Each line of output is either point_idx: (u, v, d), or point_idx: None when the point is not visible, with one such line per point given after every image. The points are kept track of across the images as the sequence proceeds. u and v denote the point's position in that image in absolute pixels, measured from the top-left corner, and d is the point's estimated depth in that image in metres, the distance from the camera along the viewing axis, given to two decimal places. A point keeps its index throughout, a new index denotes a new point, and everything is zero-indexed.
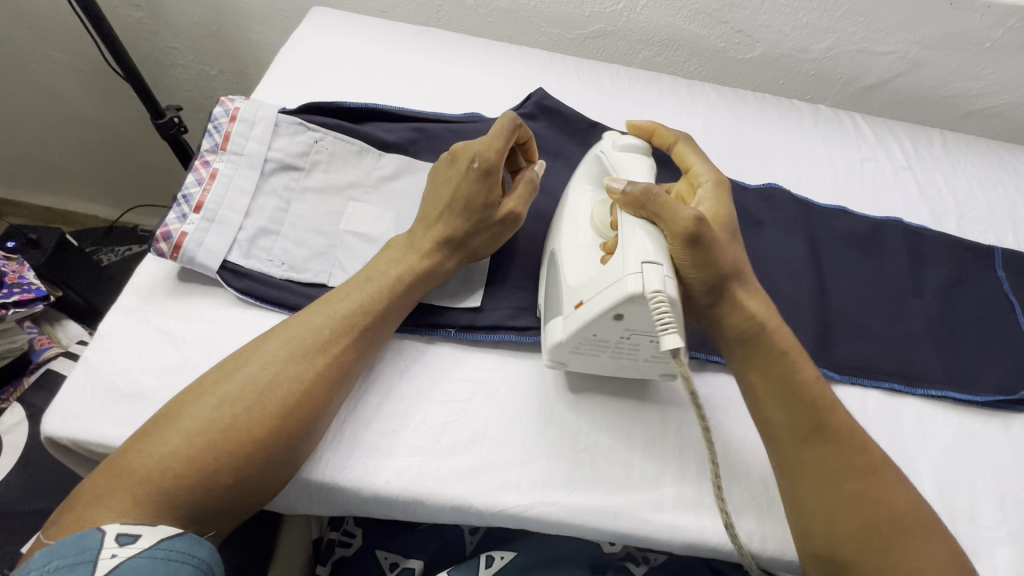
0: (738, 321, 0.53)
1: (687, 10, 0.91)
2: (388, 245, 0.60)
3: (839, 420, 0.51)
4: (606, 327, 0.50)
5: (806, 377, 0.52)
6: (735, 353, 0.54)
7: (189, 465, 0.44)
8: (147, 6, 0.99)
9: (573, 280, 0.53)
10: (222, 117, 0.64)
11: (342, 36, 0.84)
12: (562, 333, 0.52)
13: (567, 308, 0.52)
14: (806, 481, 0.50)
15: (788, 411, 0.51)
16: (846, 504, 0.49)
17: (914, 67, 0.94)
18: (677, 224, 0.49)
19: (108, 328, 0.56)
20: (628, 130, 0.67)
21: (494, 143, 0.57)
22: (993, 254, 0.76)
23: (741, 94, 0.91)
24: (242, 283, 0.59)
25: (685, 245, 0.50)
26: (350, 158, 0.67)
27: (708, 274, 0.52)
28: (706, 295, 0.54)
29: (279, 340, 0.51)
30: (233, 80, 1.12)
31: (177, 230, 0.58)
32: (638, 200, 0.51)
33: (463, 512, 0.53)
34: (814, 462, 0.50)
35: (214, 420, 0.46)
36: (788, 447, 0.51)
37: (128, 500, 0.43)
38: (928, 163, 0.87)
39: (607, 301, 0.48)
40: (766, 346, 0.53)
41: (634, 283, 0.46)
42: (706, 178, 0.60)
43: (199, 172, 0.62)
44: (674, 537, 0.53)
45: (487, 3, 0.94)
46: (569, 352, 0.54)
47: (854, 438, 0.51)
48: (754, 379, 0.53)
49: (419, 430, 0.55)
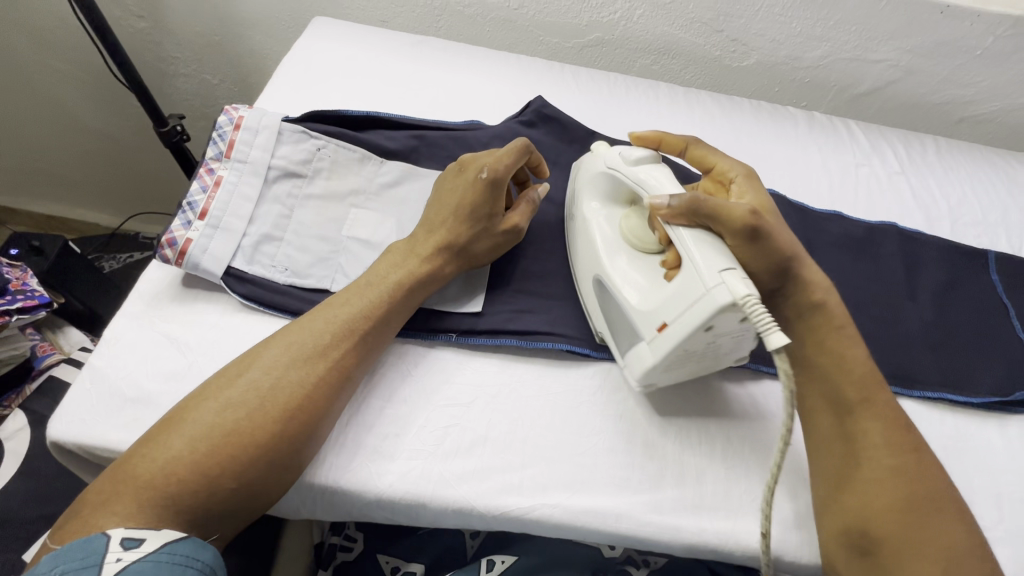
0: (800, 298, 0.56)
1: (683, 19, 0.93)
2: (386, 251, 0.60)
3: (885, 400, 0.54)
4: (696, 340, 0.49)
5: (857, 358, 0.55)
6: (794, 334, 0.57)
7: (193, 470, 0.45)
8: (149, 16, 1.01)
9: (643, 305, 0.53)
10: (226, 125, 0.65)
11: (343, 45, 0.86)
12: (651, 358, 0.52)
13: (650, 334, 0.52)
14: (845, 455, 0.52)
15: (844, 384, 0.54)
16: (883, 482, 0.50)
17: (907, 74, 0.95)
18: (734, 221, 0.51)
19: (114, 334, 0.57)
20: (632, 142, 0.65)
21: (504, 158, 0.59)
22: (987, 257, 0.77)
23: (737, 102, 0.92)
24: (246, 288, 0.60)
25: (746, 238, 0.52)
26: (352, 165, 0.67)
27: (771, 263, 0.54)
28: (773, 279, 0.55)
29: (281, 345, 0.52)
30: (234, 88, 1.14)
31: (182, 236, 0.59)
32: (687, 211, 0.50)
33: (465, 515, 0.53)
34: (855, 437, 0.52)
35: (217, 424, 0.47)
36: (833, 418, 0.53)
37: (133, 505, 0.43)
38: (921, 168, 0.88)
39: (697, 317, 0.47)
40: (823, 320, 0.56)
41: (721, 294, 0.46)
42: (733, 171, 0.61)
43: (204, 180, 0.63)
44: (675, 538, 0.53)
45: (486, 13, 0.96)
46: (660, 373, 0.54)
47: (897, 418, 0.53)
48: (808, 351, 0.56)
49: (421, 433, 0.55)
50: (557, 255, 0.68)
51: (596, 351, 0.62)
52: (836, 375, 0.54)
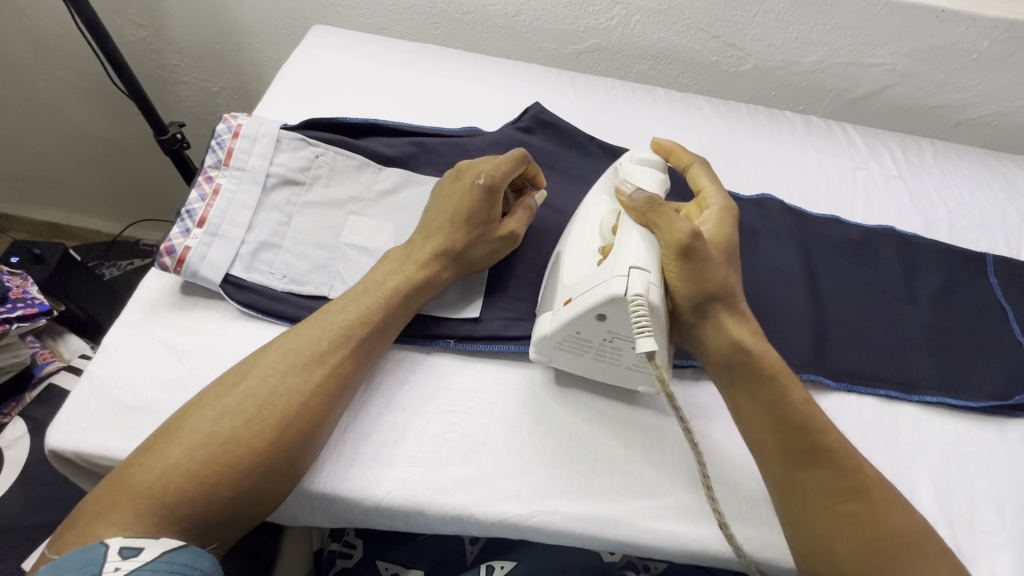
0: (718, 341, 0.54)
1: (679, 25, 0.93)
2: (385, 256, 0.60)
3: (831, 443, 0.52)
4: (589, 325, 0.52)
5: (796, 400, 0.53)
6: (719, 372, 0.55)
7: (190, 479, 0.45)
8: (150, 25, 1.01)
9: (568, 278, 0.55)
10: (225, 133, 0.66)
11: (342, 53, 0.86)
12: (548, 327, 0.55)
13: (558, 304, 0.55)
14: (797, 509, 0.51)
15: (783, 436, 0.52)
16: (842, 529, 0.49)
17: (903, 78, 0.95)
18: (671, 234, 0.51)
19: (113, 342, 0.57)
20: (649, 147, 0.67)
21: (501, 165, 0.60)
22: (985, 260, 0.77)
23: (734, 106, 0.93)
24: (245, 295, 0.60)
25: (676, 257, 0.51)
26: (350, 172, 0.68)
27: (694, 290, 0.52)
28: (692, 311, 0.54)
29: (279, 352, 0.52)
30: (234, 96, 1.14)
31: (181, 244, 0.59)
32: (642, 208, 0.53)
33: (463, 522, 0.53)
34: (807, 489, 0.51)
35: (215, 432, 0.47)
36: (779, 470, 0.52)
37: (130, 513, 0.43)
38: (919, 172, 0.88)
39: (593, 299, 0.50)
40: (748, 368, 0.53)
41: (618, 285, 0.49)
42: (713, 201, 0.61)
43: (202, 188, 0.63)
44: (673, 545, 0.53)
45: (484, 20, 0.96)
46: (553, 347, 0.56)
47: (844, 459, 0.51)
48: (734, 391, 0.54)
49: (420, 440, 0.55)
50: None
51: None
52: (767, 416, 0.52)
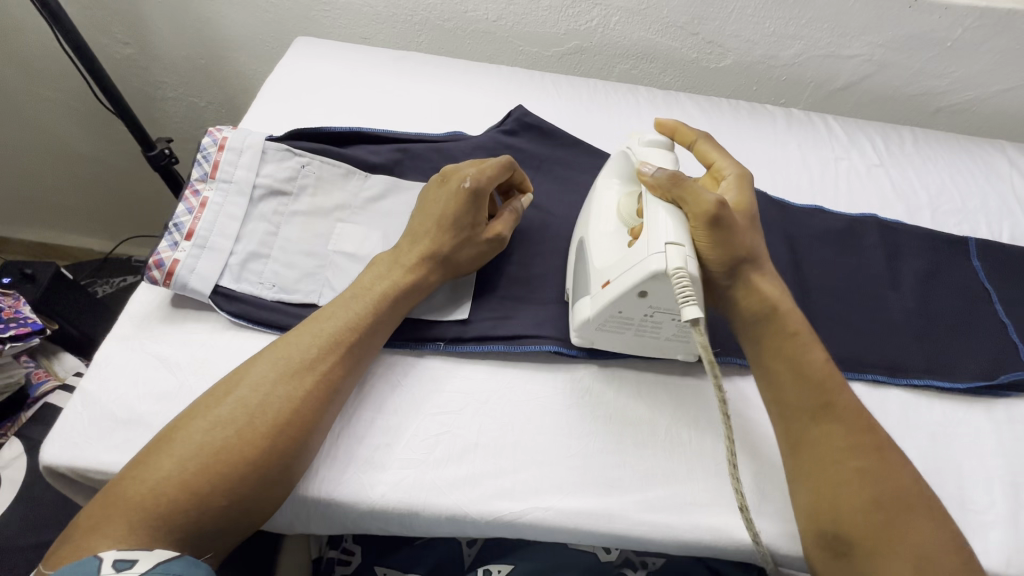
0: (752, 300, 0.56)
1: (659, 24, 0.94)
2: (371, 263, 0.61)
3: (844, 400, 0.54)
4: (630, 303, 0.53)
5: (814, 362, 0.55)
6: (751, 333, 0.57)
7: (183, 490, 0.45)
8: (134, 43, 1.02)
9: (599, 263, 0.56)
10: (210, 146, 0.66)
11: (326, 64, 0.87)
12: (589, 311, 0.56)
13: (594, 288, 0.56)
14: (807, 462, 0.52)
15: (796, 392, 0.54)
16: (849, 482, 0.50)
17: (880, 68, 0.97)
18: (699, 207, 0.52)
19: (104, 357, 0.57)
20: (652, 128, 0.68)
21: (487, 168, 0.61)
22: (967, 244, 0.78)
23: (716, 102, 0.94)
24: (235, 306, 0.60)
25: (706, 227, 0.53)
26: (337, 181, 0.69)
27: (725, 256, 0.54)
28: (724, 277, 0.56)
29: (268, 361, 0.52)
30: (221, 110, 1.15)
31: (170, 257, 0.60)
32: (665, 186, 0.54)
33: (458, 522, 0.54)
34: (815, 444, 0.52)
35: (205, 443, 0.47)
36: (792, 427, 0.54)
37: (124, 526, 0.43)
38: (900, 159, 0.90)
39: (633, 278, 0.50)
40: (781, 328, 0.56)
41: (656, 262, 0.49)
42: (727, 170, 0.63)
43: (189, 202, 0.64)
44: (668, 536, 0.53)
45: (465, 26, 0.98)
46: (595, 330, 0.58)
47: (855, 418, 0.53)
48: (764, 352, 0.56)
49: (413, 442, 0.56)
50: (542, 259, 0.69)
51: (587, 352, 0.62)
52: (788, 380, 0.55)
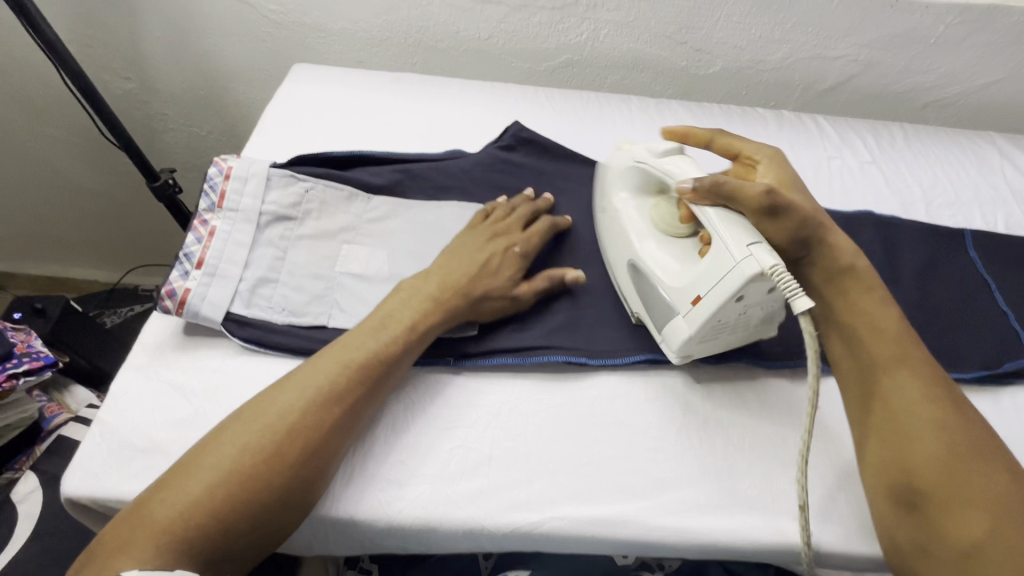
0: (831, 261, 0.58)
1: (647, 35, 0.96)
2: (398, 288, 0.62)
3: (917, 356, 0.53)
4: (729, 311, 0.53)
5: (885, 324, 0.55)
6: (826, 299, 0.58)
7: (212, 514, 0.45)
8: (136, 77, 1.05)
9: (676, 282, 0.57)
10: (216, 176, 0.68)
11: (323, 89, 0.89)
12: (687, 330, 0.56)
13: (683, 307, 0.56)
14: (880, 413, 0.52)
15: (868, 345, 0.54)
16: (922, 434, 0.49)
17: (867, 67, 0.99)
18: (751, 201, 0.54)
19: (120, 388, 0.58)
20: (663, 137, 0.69)
21: (534, 238, 0.68)
22: (963, 236, 0.79)
23: (707, 107, 0.96)
24: (246, 331, 0.61)
25: (765, 215, 0.55)
26: (341, 204, 0.70)
27: (795, 231, 0.56)
28: (798, 248, 0.58)
29: (294, 388, 0.52)
30: (222, 138, 1.17)
31: (181, 286, 0.61)
32: (708, 192, 0.54)
33: (476, 535, 0.54)
34: (888, 393, 0.52)
35: (232, 470, 0.47)
36: (866, 375, 0.54)
37: (151, 548, 0.43)
38: (891, 155, 0.91)
39: (728, 288, 0.51)
40: (854, 285, 0.58)
41: (750, 265, 0.50)
42: (758, 154, 0.66)
43: (198, 231, 0.65)
44: (685, 540, 0.54)
45: (458, 45, 1.00)
46: (696, 344, 0.58)
47: (927, 367, 0.53)
48: (840, 318, 0.57)
49: (429, 458, 0.56)
50: (546, 271, 0.70)
51: (595, 361, 0.63)
52: (865, 338, 0.55)
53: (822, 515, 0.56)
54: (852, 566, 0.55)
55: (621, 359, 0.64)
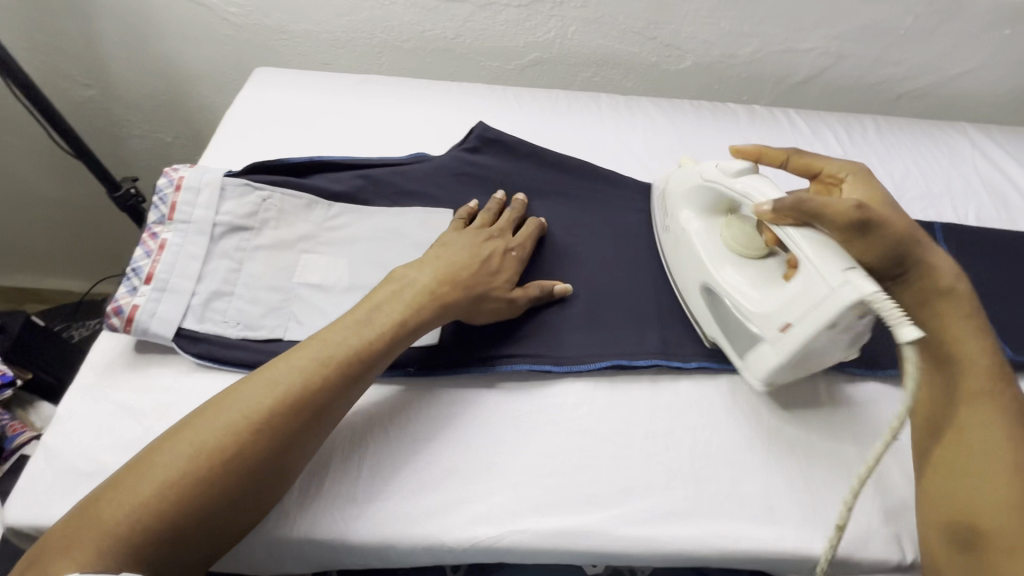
0: (932, 277, 0.54)
1: (616, 31, 0.95)
2: (389, 279, 0.59)
3: (1006, 396, 0.51)
4: (823, 340, 0.51)
5: (975, 358, 0.52)
6: (918, 321, 0.55)
7: (162, 515, 0.43)
8: (96, 84, 1.02)
9: (758, 307, 0.55)
10: (166, 187, 0.66)
11: (284, 93, 0.87)
12: (773, 358, 0.54)
13: (771, 334, 0.54)
14: (951, 448, 0.51)
15: (947, 377, 0.53)
16: (995, 477, 0.48)
17: (839, 60, 0.98)
18: (840, 218, 0.50)
19: (67, 409, 0.56)
20: (732, 156, 0.64)
21: (526, 240, 0.67)
22: (933, 230, 0.78)
23: (678, 103, 0.95)
24: (199, 347, 0.60)
25: (853, 233, 0.51)
26: (300, 212, 0.68)
27: (891, 249, 0.52)
28: (896, 270, 0.54)
29: (265, 384, 0.49)
30: (189, 144, 1.14)
31: (128, 303, 0.59)
32: (792, 212, 0.51)
33: (436, 551, 0.53)
34: (966, 430, 0.51)
35: (190, 470, 0.44)
36: (944, 410, 0.52)
37: (94, 549, 0.41)
38: (863, 148, 0.90)
39: (823, 317, 0.49)
40: (951, 308, 0.54)
41: (848, 292, 0.47)
42: (843, 171, 0.62)
43: (148, 244, 0.63)
44: (648, 549, 0.53)
45: (425, 45, 0.98)
46: (783, 373, 0.55)
47: (1014, 410, 0.51)
48: (930, 344, 0.54)
49: (388, 474, 0.55)
50: None
51: (559, 367, 0.62)
52: (956, 369, 0.52)
53: (786, 518, 0.55)
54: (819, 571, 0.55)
55: (587, 365, 0.62)
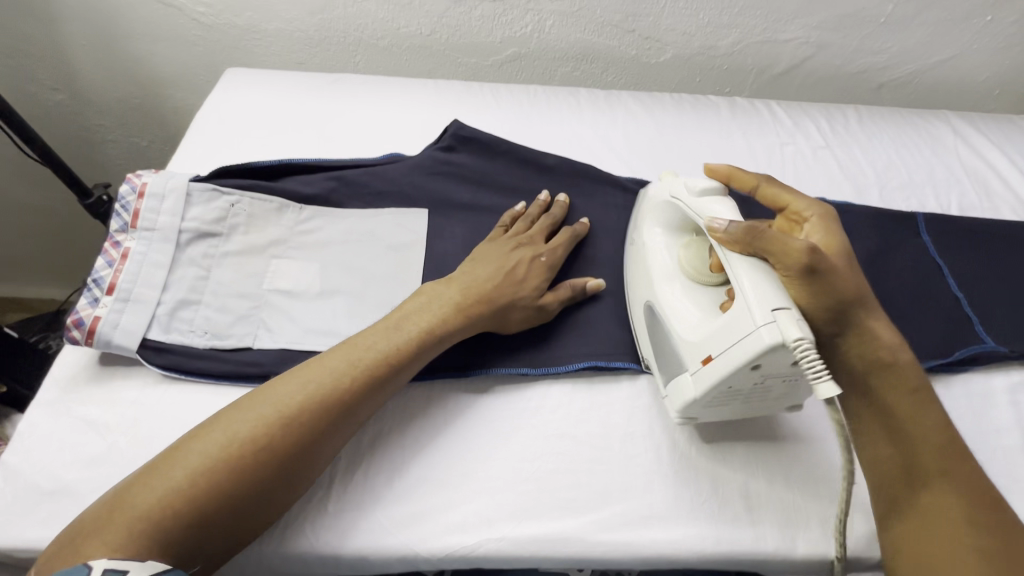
0: (865, 351, 0.52)
1: (594, 24, 0.93)
2: (418, 292, 0.59)
3: (963, 467, 0.50)
4: (740, 379, 0.49)
5: (927, 427, 0.51)
6: (864, 385, 0.52)
7: (194, 501, 0.41)
8: (65, 88, 1.00)
9: (693, 335, 0.53)
10: (129, 194, 0.64)
11: (256, 94, 0.85)
12: (693, 391, 0.52)
13: (693, 365, 0.52)
14: (919, 530, 0.48)
15: (896, 449, 0.51)
16: (968, 556, 0.45)
17: (820, 49, 0.97)
18: (789, 256, 0.48)
19: (28, 426, 0.55)
20: (703, 174, 0.63)
21: (558, 246, 0.66)
22: (916, 220, 0.77)
23: (658, 97, 0.93)
24: (165, 358, 0.58)
25: (800, 278, 0.48)
26: (269, 216, 0.67)
27: (829, 301, 0.49)
28: (830, 325, 0.51)
29: (300, 381, 0.49)
30: (164, 147, 1.12)
31: (89, 315, 0.58)
32: (744, 239, 0.49)
33: (410, 562, 0.52)
34: (928, 508, 0.48)
35: (223, 459, 0.43)
36: (902, 485, 0.50)
37: (124, 534, 0.39)
38: (845, 139, 0.89)
39: (742, 355, 0.47)
40: (896, 379, 0.52)
41: (770, 334, 0.45)
42: (809, 212, 0.57)
43: (110, 254, 0.61)
44: (627, 554, 0.52)
45: (400, 43, 0.96)
46: (701, 408, 0.53)
47: (972, 481, 0.49)
48: (879, 405, 0.52)
49: (363, 483, 0.54)
50: None
51: (536, 369, 0.61)
52: (906, 437, 0.50)
53: (768, 519, 0.54)
54: (801, 570, 0.54)
55: (565, 367, 0.61)
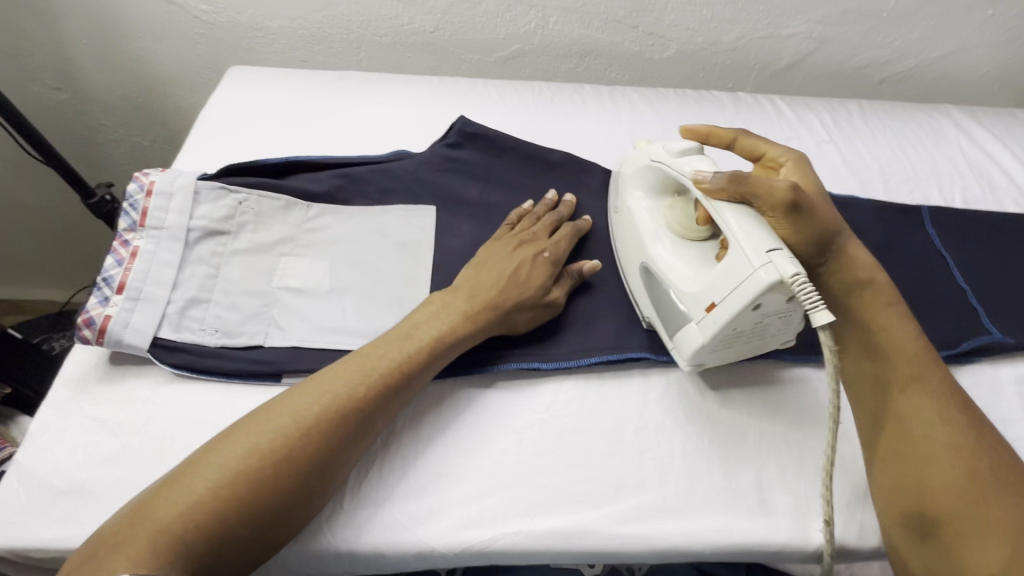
0: (845, 274, 0.55)
1: (597, 20, 0.93)
2: (427, 300, 0.59)
3: (937, 375, 0.53)
4: (744, 321, 0.50)
5: (900, 344, 0.54)
6: (840, 305, 0.56)
7: (215, 514, 0.42)
8: (67, 87, 0.99)
9: (693, 288, 0.54)
10: (136, 193, 0.63)
11: (259, 92, 0.85)
12: (699, 337, 0.53)
13: (698, 314, 0.54)
14: (894, 439, 0.52)
15: (873, 362, 0.54)
16: (937, 457, 0.49)
17: (822, 44, 0.97)
18: (775, 197, 0.50)
19: (40, 426, 0.54)
20: (681, 135, 0.65)
21: (562, 242, 0.66)
22: (920, 213, 0.78)
23: (662, 92, 0.93)
24: (176, 357, 0.58)
25: (788, 215, 0.51)
26: (277, 214, 0.67)
27: (812, 233, 0.52)
28: (816, 255, 0.54)
29: (314, 392, 0.49)
30: (166, 147, 1.11)
31: (100, 314, 0.57)
32: (730, 187, 0.51)
33: (427, 558, 0.52)
34: (902, 415, 0.52)
35: (244, 470, 0.44)
36: (878, 398, 0.53)
37: (148, 547, 0.39)
38: (848, 133, 0.90)
39: (744, 296, 0.48)
40: (870, 297, 0.55)
41: (768, 273, 0.47)
42: (783, 156, 0.61)
43: (118, 253, 0.61)
44: (643, 547, 0.52)
45: (404, 39, 0.96)
46: (708, 353, 0.55)
47: (942, 388, 0.52)
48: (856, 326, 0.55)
49: (378, 480, 0.54)
50: None
51: (548, 364, 0.61)
52: (884, 354, 0.54)
53: (781, 511, 0.54)
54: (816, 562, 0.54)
55: (576, 362, 0.61)
